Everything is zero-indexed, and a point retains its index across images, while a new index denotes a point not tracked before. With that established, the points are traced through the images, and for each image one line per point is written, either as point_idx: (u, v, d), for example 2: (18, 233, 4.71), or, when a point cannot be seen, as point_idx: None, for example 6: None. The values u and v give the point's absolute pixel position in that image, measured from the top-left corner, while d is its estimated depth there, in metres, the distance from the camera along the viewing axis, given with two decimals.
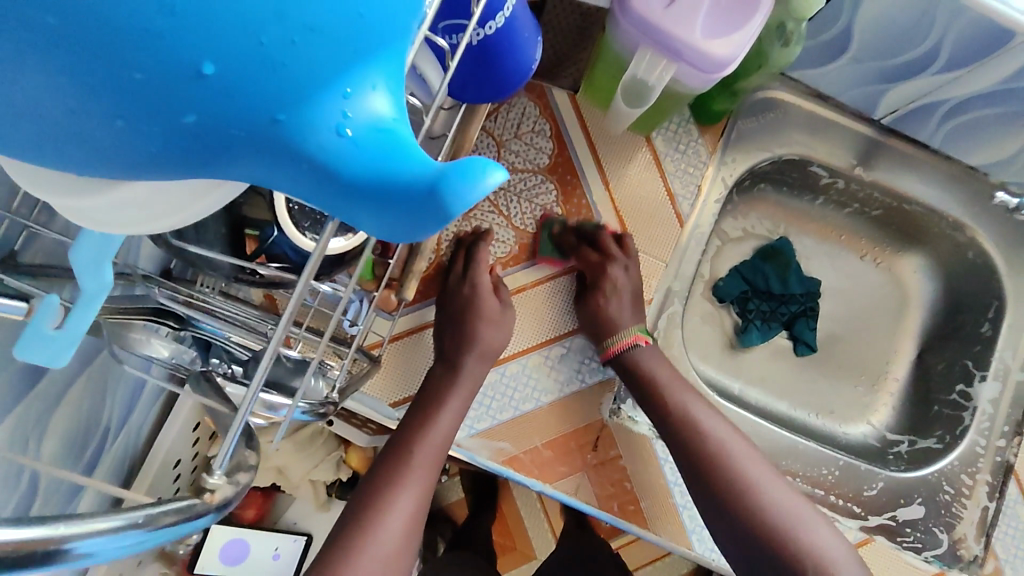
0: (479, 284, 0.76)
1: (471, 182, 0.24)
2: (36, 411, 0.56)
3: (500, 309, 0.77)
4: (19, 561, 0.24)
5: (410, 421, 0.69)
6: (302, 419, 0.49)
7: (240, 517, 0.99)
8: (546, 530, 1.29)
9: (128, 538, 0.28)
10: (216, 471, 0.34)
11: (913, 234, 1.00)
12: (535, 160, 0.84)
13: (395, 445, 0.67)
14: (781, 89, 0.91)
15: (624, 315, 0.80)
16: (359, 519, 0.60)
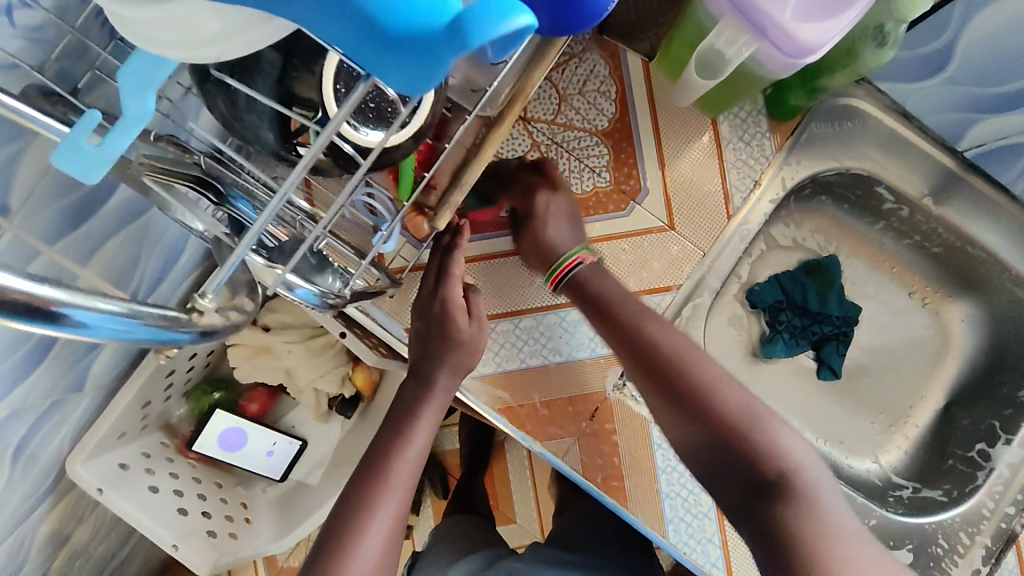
0: (449, 302, 0.71)
1: (493, 20, 0.29)
2: (72, 251, 0.59)
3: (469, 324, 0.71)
4: (21, 308, 0.28)
5: (392, 426, 0.68)
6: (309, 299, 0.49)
7: (243, 410, 1.03)
8: (535, 522, 1.30)
9: (124, 321, 0.31)
10: (207, 295, 0.37)
11: (971, 281, 0.95)
12: (593, 121, 0.82)
13: (378, 449, 0.66)
14: (863, 98, 0.86)
15: (565, 239, 0.76)
16: (346, 527, 0.62)
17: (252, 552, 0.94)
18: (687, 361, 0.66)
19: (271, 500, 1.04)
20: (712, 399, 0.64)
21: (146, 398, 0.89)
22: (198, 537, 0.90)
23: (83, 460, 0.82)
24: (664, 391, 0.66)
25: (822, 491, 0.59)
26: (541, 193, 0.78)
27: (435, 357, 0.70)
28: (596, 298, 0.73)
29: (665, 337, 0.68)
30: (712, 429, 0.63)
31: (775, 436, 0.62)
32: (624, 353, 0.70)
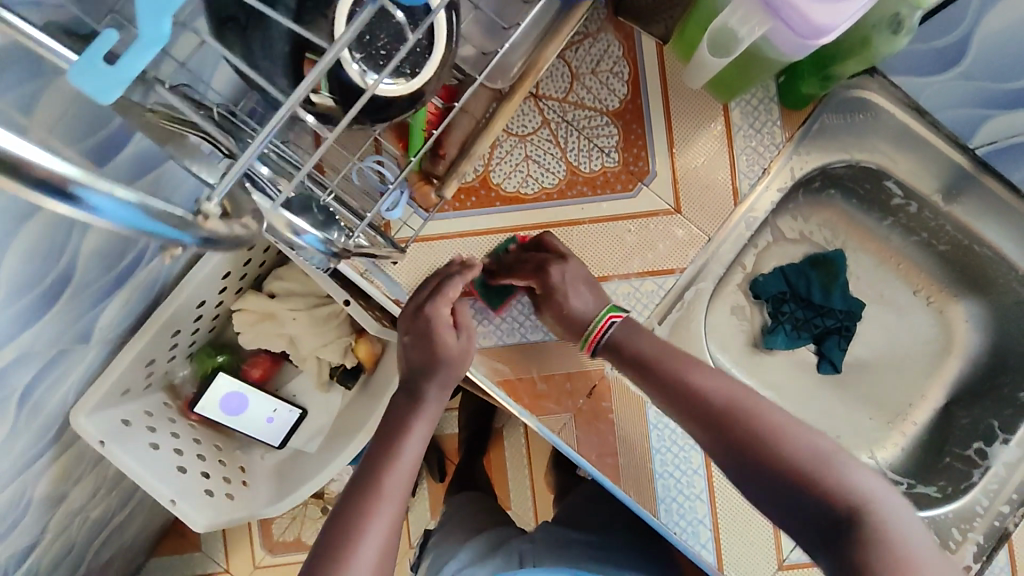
0: (434, 317, 0.70)
1: None
2: None
3: (456, 339, 0.70)
4: (42, 180, 0.27)
5: (384, 438, 0.65)
6: (317, 247, 0.50)
7: (246, 374, 1.04)
8: (529, 510, 1.30)
9: (132, 210, 0.30)
10: (213, 199, 0.35)
11: (976, 281, 0.95)
12: (604, 101, 0.83)
13: (369, 462, 0.63)
14: (877, 91, 0.86)
15: (590, 305, 0.74)
16: (333, 550, 0.57)
17: (247, 513, 0.94)
18: (733, 404, 0.59)
19: (270, 466, 1.05)
20: (763, 442, 0.56)
21: (150, 356, 0.90)
22: (197, 495, 0.91)
23: (85, 413, 0.84)
24: (713, 445, 0.60)
25: (913, 538, 0.49)
26: (553, 267, 0.75)
27: (427, 369, 0.68)
28: (636, 355, 0.69)
29: (709, 384, 0.62)
30: (770, 478, 0.55)
31: (847, 475, 0.53)
32: (669, 402, 0.64)
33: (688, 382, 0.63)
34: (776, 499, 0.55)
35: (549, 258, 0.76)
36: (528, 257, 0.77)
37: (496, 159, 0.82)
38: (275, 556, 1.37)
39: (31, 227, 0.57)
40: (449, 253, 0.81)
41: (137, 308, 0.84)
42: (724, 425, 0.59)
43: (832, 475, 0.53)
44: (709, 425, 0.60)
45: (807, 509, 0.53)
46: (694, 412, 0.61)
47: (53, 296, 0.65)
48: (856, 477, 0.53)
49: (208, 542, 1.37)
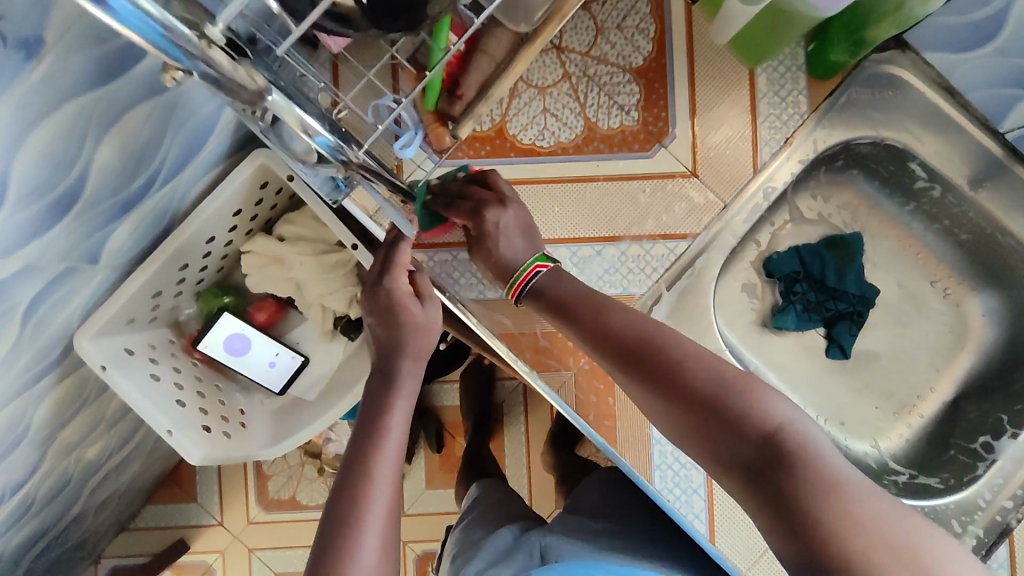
0: (395, 291, 0.68)
1: None
2: (102, 107, 0.62)
3: (422, 308, 0.68)
4: None
5: (365, 423, 0.61)
6: (331, 153, 0.54)
7: (252, 317, 1.05)
8: (525, 486, 1.28)
9: (159, 28, 0.36)
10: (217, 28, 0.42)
11: (998, 273, 0.92)
12: (628, 58, 0.82)
13: (352, 459, 0.58)
14: (908, 67, 0.85)
15: (522, 252, 0.71)
16: (329, 558, 0.53)
17: (244, 453, 0.96)
18: (649, 342, 0.56)
19: (270, 411, 1.06)
20: (682, 377, 0.53)
21: (157, 287, 0.91)
22: (194, 430, 0.92)
23: (90, 337, 0.83)
24: (637, 390, 0.56)
25: (833, 458, 0.47)
26: (490, 212, 0.72)
27: (394, 348, 0.65)
28: (555, 298, 0.65)
29: (625, 324, 0.59)
30: (691, 416, 0.52)
31: (763, 401, 0.50)
32: (588, 343, 0.61)
33: (605, 324, 0.59)
34: (695, 433, 0.52)
35: (483, 204, 0.72)
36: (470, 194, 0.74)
37: (514, 110, 0.81)
38: (270, 514, 1.37)
39: (43, 131, 0.57)
40: None
41: (148, 235, 0.84)
42: (640, 361, 0.56)
43: (749, 399, 0.50)
44: (627, 363, 0.56)
45: (725, 441, 0.50)
46: (612, 349, 0.58)
47: (66, 208, 0.66)
48: (774, 401, 0.51)
49: (204, 494, 1.38)
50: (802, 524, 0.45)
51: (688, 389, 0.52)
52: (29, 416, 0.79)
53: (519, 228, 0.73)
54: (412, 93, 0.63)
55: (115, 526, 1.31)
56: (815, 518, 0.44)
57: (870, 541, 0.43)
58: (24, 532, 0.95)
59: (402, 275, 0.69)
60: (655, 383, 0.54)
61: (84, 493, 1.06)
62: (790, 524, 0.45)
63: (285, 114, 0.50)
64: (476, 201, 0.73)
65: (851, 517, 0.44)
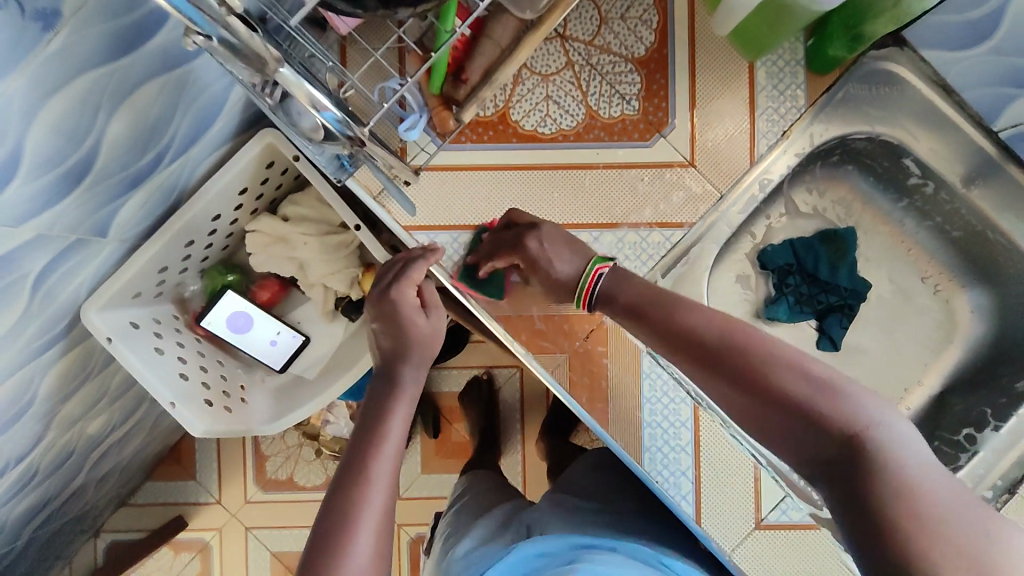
0: (402, 299, 0.69)
1: None
2: (116, 81, 0.64)
3: (426, 318, 0.69)
4: None
5: (364, 427, 0.62)
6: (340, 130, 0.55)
7: (254, 296, 1.07)
8: (519, 471, 1.30)
9: None
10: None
11: (987, 269, 0.94)
12: (630, 48, 0.83)
13: (352, 455, 0.60)
14: (905, 64, 0.87)
15: (572, 260, 0.70)
16: (325, 552, 0.54)
17: (244, 427, 0.98)
18: (734, 341, 0.53)
19: (271, 388, 1.08)
20: (771, 382, 0.50)
21: (163, 263, 0.93)
22: (196, 403, 0.94)
23: (97, 309, 0.85)
24: (723, 390, 0.53)
25: (919, 467, 0.45)
26: (529, 239, 0.73)
27: (399, 354, 0.67)
28: (625, 301, 0.63)
29: (708, 323, 0.56)
30: (781, 423, 0.50)
31: (855, 408, 0.48)
32: (661, 340, 0.58)
33: (678, 322, 0.57)
34: (778, 434, 0.51)
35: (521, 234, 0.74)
36: (505, 237, 0.76)
37: (517, 96, 0.83)
38: (267, 493, 1.40)
39: (58, 104, 0.59)
40: (460, 184, 0.82)
41: (155, 210, 0.86)
42: (716, 360, 0.53)
43: (828, 403, 0.48)
44: (703, 362, 0.54)
45: (809, 443, 0.49)
46: (688, 347, 0.56)
47: (79, 179, 0.67)
48: (858, 403, 0.48)
49: (203, 472, 1.40)
50: (888, 529, 0.43)
51: (767, 389, 0.50)
52: (36, 384, 0.81)
53: (562, 238, 0.72)
54: (416, 74, 0.64)
55: (115, 500, 1.33)
56: (896, 532, 0.43)
57: (956, 549, 0.41)
58: (28, 500, 0.97)
59: (408, 284, 0.70)
60: (734, 383, 0.52)
61: (87, 465, 1.08)
62: (871, 535, 0.44)
63: (297, 88, 0.51)
64: (516, 234, 0.75)
65: (940, 526, 0.42)
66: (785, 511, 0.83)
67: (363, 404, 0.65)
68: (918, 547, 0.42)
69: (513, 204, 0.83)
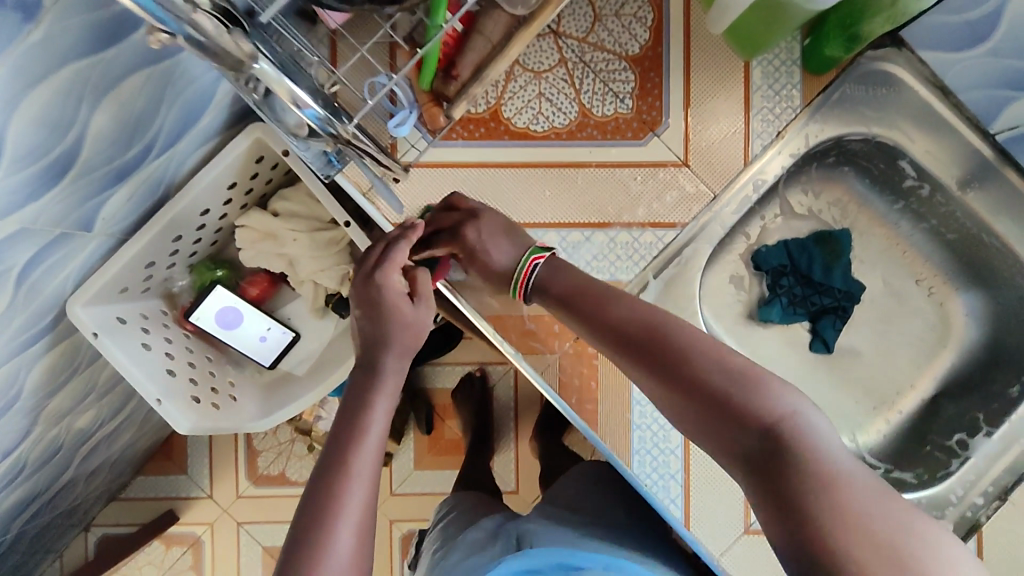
0: (387, 285, 0.64)
1: None
2: (99, 73, 0.63)
3: (413, 308, 0.65)
4: None
5: (345, 419, 0.60)
6: (320, 126, 0.55)
7: (243, 292, 1.06)
8: (511, 470, 1.30)
9: None
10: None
11: (982, 274, 0.94)
12: (624, 45, 0.82)
13: (332, 453, 0.57)
14: (903, 65, 0.86)
15: (512, 251, 0.70)
16: (303, 556, 0.52)
17: (233, 424, 0.97)
18: (659, 337, 0.56)
19: (259, 382, 1.07)
20: (690, 369, 0.53)
21: (150, 257, 0.92)
22: (182, 399, 0.93)
23: (83, 304, 0.85)
24: (646, 381, 0.56)
25: (836, 458, 0.47)
26: (467, 227, 0.71)
27: (381, 342, 0.63)
28: (560, 293, 0.65)
29: (630, 316, 0.59)
30: (701, 411, 0.52)
31: (769, 394, 0.50)
32: (595, 333, 0.61)
33: (609, 316, 0.60)
34: (704, 426, 0.52)
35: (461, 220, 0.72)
36: (443, 223, 0.73)
37: (509, 93, 0.82)
38: (259, 488, 1.39)
39: (39, 96, 0.57)
40: (451, 181, 0.81)
41: (142, 204, 0.85)
42: (642, 353, 0.56)
43: (747, 394, 0.50)
44: (633, 356, 0.57)
45: (732, 436, 0.50)
46: (616, 340, 0.59)
47: (61, 172, 0.66)
48: (778, 394, 0.50)
49: (194, 466, 1.40)
50: (806, 521, 0.45)
51: (693, 383, 0.52)
52: (22, 378, 0.80)
53: (500, 227, 0.71)
54: (404, 68, 0.63)
55: (106, 494, 1.32)
56: (817, 526, 0.44)
57: (871, 535, 0.43)
58: (13, 497, 0.96)
59: (394, 269, 0.65)
60: (660, 376, 0.54)
61: (76, 460, 1.07)
62: (794, 520, 0.45)
63: (276, 85, 0.51)
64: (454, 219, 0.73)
65: (856, 512, 0.44)
66: None
67: (342, 399, 0.62)
68: (833, 529, 0.43)
69: (504, 201, 0.82)
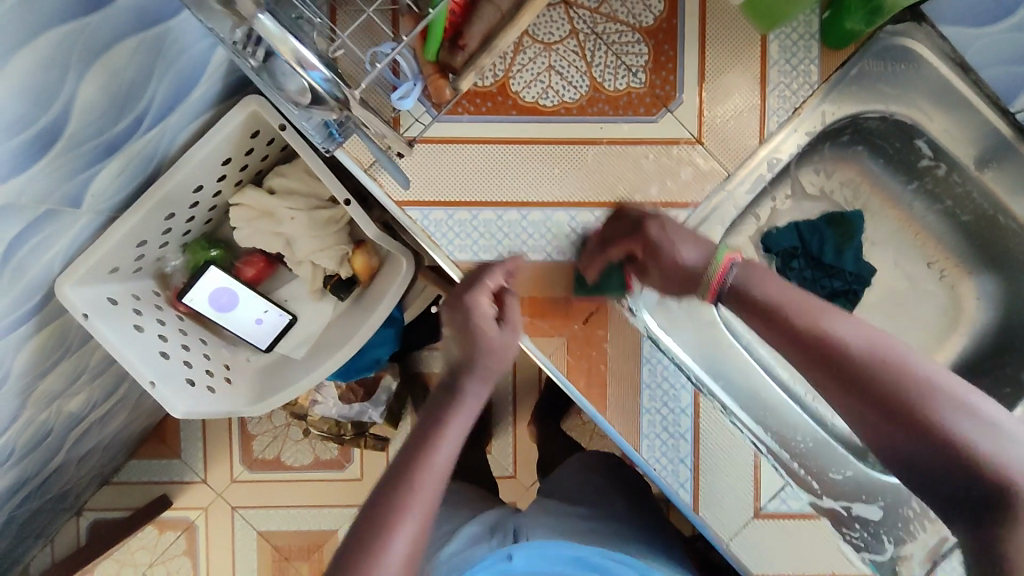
0: (477, 306, 0.67)
1: None
2: (85, 39, 0.59)
3: (497, 331, 0.67)
4: None
5: (425, 429, 0.61)
6: (329, 92, 0.52)
7: (239, 273, 1.02)
8: (508, 455, 1.28)
9: None
10: None
11: (996, 256, 0.92)
12: (638, 17, 0.79)
13: (404, 457, 0.59)
14: (923, 41, 0.83)
15: (689, 248, 0.71)
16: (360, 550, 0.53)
17: (228, 410, 0.95)
18: (881, 361, 0.57)
19: (256, 366, 1.04)
20: (910, 402, 0.55)
21: (142, 236, 0.88)
22: (176, 383, 0.91)
23: (72, 284, 0.81)
24: (857, 404, 0.57)
25: None
26: (651, 227, 0.74)
27: (466, 364, 0.66)
28: (758, 300, 0.64)
29: (852, 338, 0.58)
30: (907, 445, 0.55)
31: (996, 441, 0.53)
32: (802, 351, 0.61)
33: (824, 333, 0.59)
34: (917, 460, 0.55)
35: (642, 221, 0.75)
36: (631, 214, 0.77)
37: (517, 65, 0.78)
38: (253, 472, 1.37)
39: (21, 59, 0.53)
40: (457, 157, 0.78)
41: (132, 181, 0.81)
42: (854, 378, 0.57)
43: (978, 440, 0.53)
44: (848, 379, 0.57)
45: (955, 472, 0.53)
46: (828, 360, 0.59)
47: (49, 144, 0.62)
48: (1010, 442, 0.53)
49: (188, 450, 1.37)
50: None
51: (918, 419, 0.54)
52: (9, 363, 0.76)
53: (686, 231, 0.73)
54: (412, 32, 0.60)
55: (98, 479, 1.30)
56: None
57: None
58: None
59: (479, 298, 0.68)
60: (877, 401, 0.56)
61: (66, 445, 1.03)
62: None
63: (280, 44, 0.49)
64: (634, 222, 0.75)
65: None
66: (785, 500, 0.81)
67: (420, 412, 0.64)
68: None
69: (512, 179, 0.79)
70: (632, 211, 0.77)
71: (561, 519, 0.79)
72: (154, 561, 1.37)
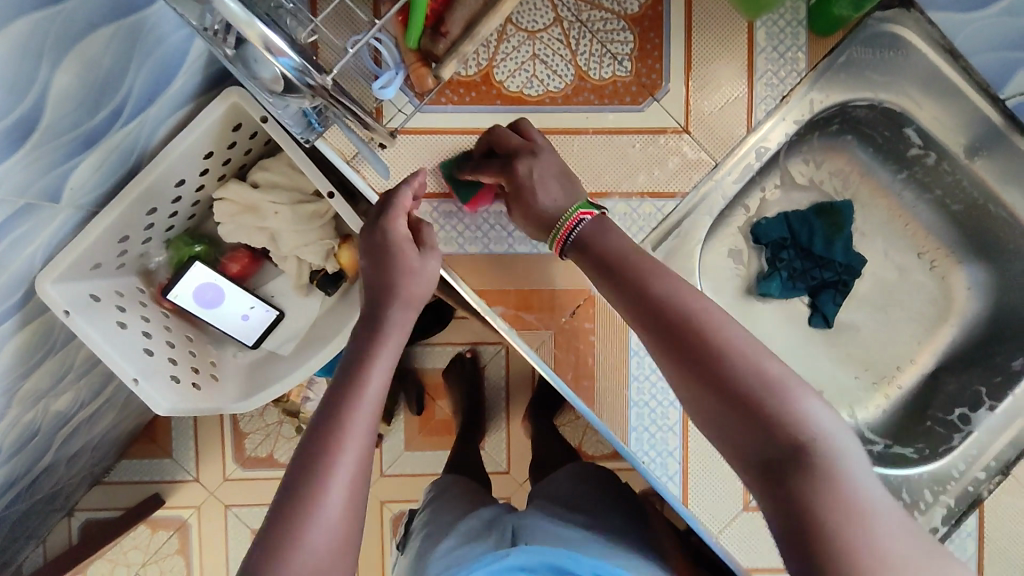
0: (392, 233, 0.65)
1: None
2: (59, 26, 0.58)
3: (418, 257, 0.64)
4: None
5: (348, 367, 0.57)
6: (297, 77, 0.51)
7: (225, 268, 1.01)
8: (502, 451, 1.27)
9: None
10: None
11: (986, 245, 0.91)
12: (623, 4, 0.78)
13: (324, 417, 0.53)
14: (911, 28, 0.82)
15: (556, 198, 0.67)
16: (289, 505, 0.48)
17: (214, 406, 0.94)
18: (693, 318, 0.53)
19: (243, 363, 1.03)
20: (712, 358, 0.51)
21: (124, 232, 0.87)
22: (161, 379, 0.89)
23: (53, 281, 0.80)
24: (670, 365, 0.53)
25: (859, 483, 0.45)
26: (521, 162, 0.69)
27: (386, 293, 0.61)
28: (597, 257, 0.61)
29: (671, 297, 0.54)
30: (723, 413, 0.51)
31: (798, 405, 0.48)
32: (630, 312, 0.57)
33: (648, 293, 0.55)
34: (728, 429, 0.51)
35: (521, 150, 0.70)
36: (505, 151, 0.71)
37: (501, 54, 0.77)
38: (245, 471, 1.36)
39: None
40: (441, 148, 0.77)
41: (113, 174, 0.80)
42: (669, 333, 0.53)
43: (781, 405, 0.48)
44: (667, 339, 0.53)
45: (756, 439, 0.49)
46: (649, 318, 0.55)
47: (26, 135, 0.61)
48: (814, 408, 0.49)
49: (179, 449, 1.36)
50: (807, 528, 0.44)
51: (731, 384, 0.50)
52: None
53: (560, 174, 0.68)
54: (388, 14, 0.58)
55: (89, 479, 1.28)
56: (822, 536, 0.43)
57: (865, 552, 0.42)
58: None
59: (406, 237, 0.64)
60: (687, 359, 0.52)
61: (55, 445, 1.02)
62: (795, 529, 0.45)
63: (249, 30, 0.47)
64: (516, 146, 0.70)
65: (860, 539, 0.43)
66: None
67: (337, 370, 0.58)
68: (833, 552, 0.43)
69: None
70: (523, 130, 0.72)
71: (550, 513, 0.78)
72: (146, 561, 1.36)
